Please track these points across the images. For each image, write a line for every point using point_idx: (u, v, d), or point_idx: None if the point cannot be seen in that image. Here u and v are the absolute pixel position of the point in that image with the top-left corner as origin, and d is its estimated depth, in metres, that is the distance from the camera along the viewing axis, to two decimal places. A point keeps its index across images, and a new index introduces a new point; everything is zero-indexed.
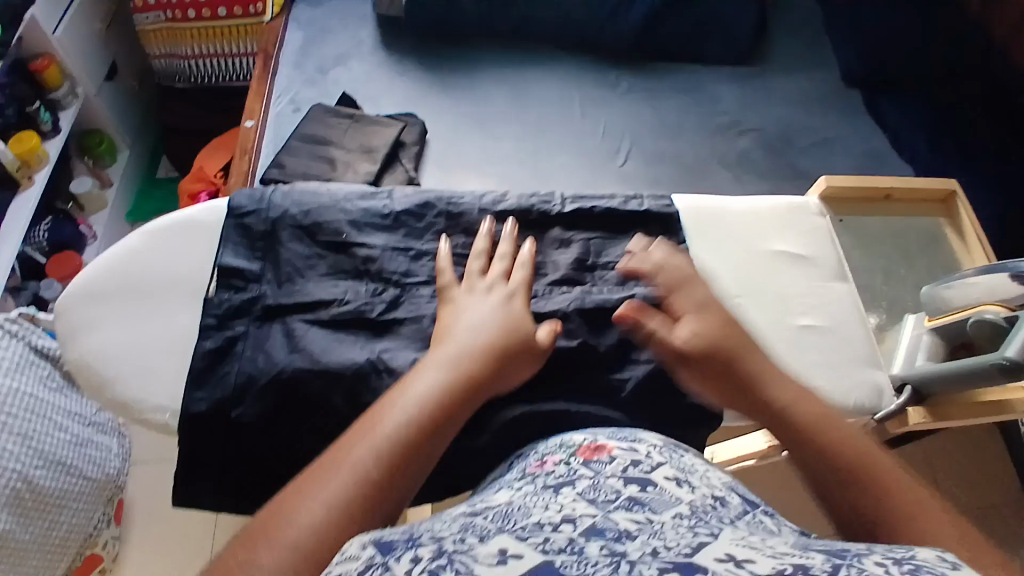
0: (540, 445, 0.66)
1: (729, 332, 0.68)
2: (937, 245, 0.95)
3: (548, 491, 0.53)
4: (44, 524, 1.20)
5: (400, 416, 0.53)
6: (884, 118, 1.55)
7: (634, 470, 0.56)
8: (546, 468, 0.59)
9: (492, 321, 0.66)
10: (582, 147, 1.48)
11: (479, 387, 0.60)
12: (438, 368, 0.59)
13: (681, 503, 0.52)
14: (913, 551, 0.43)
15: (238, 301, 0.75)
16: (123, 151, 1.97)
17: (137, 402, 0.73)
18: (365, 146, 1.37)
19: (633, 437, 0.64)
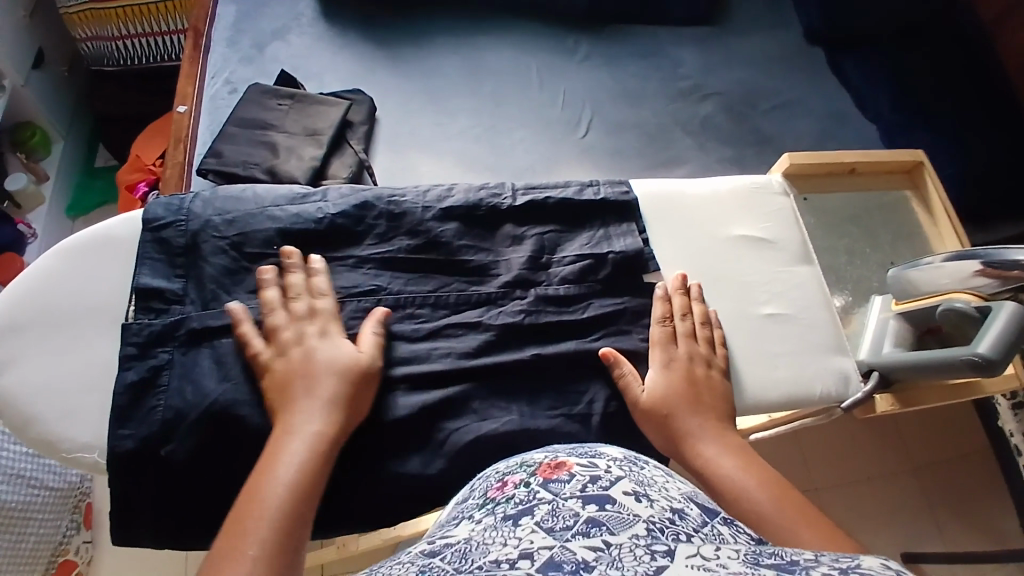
0: (501, 466, 0.64)
1: (686, 391, 0.68)
2: (902, 219, 0.93)
3: (506, 525, 0.49)
4: (10, 537, 1.15)
5: (268, 510, 0.54)
6: (846, 77, 1.52)
7: (592, 487, 0.52)
8: (506, 493, 0.55)
9: (314, 368, 0.64)
10: (542, 119, 1.41)
11: (333, 451, 0.62)
12: (294, 446, 0.59)
13: (639, 520, 0.48)
14: (857, 559, 0.41)
15: (160, 327, 0.69)
16: (57, 143, 1.82)
17: (61, 441, 0.67)
18: (309, 129, 1.28)
19: (594, 453, 0.60)
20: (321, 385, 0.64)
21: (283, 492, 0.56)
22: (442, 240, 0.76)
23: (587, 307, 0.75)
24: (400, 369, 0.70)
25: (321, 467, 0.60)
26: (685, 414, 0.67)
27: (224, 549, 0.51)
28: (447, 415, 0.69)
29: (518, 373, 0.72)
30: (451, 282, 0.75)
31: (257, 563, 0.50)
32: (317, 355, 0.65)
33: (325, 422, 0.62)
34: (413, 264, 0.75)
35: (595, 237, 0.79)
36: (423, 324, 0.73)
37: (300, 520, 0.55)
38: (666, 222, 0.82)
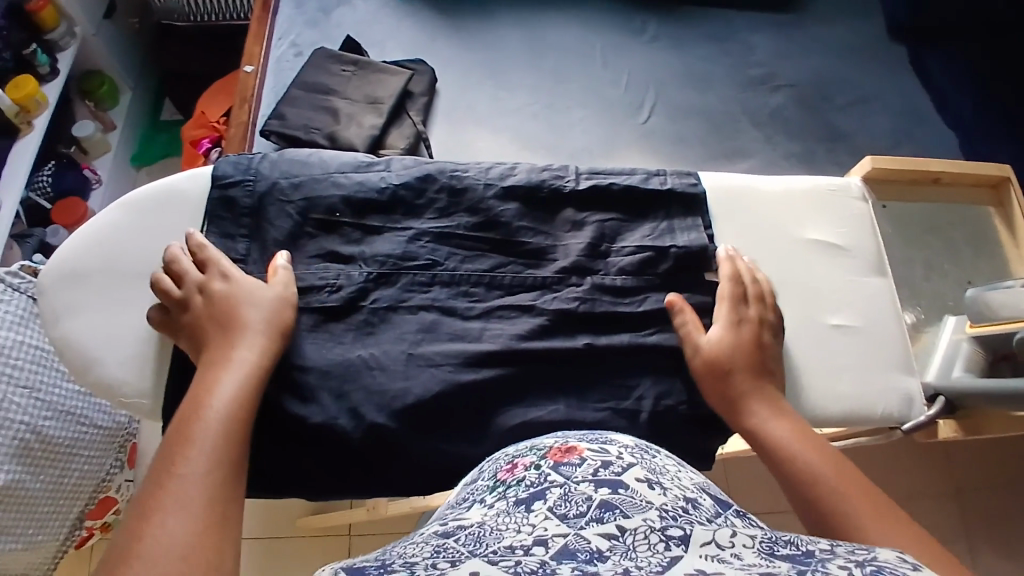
0: (512, 449, 0.62)
1: (753, 349, 0.68)
2: (984, 237, 0.88)
3: (519, 510, 0.49)
4: (55, 472, 1.20)
5: (210, 431, 0.56)
6: (929, 75, 1.43)
7: (605, 472, 0.51)
8: (517, 475, 0.54)
9: (237, 301, 0.66)
10: (602, 100, 1.38)
11: (265, 379, 0.63)
12: (228, 372, 0.61)
13: (652, 507, 0.46)
14: (874, 552, 0.42)
15: None
16: (125, 94, 1.89)
17: (121, 388, 0.70)
18: (371, 97, 1.28)
19: (606, 439, 0.58)
20: (248, 315, 0.65)
21: (223, 415, 0.57)
22: (502, 220, 0.76)
23: (644, 302, 0.74)
24: (452, 346, 0.70)
25: (256, 393, 0.61)
26: (745, 371, 0.67)
27: (170, 462, 0.53)
28: (492, 396, 0.69)
29: (567, 363, 0.71)
30: (508, 262, 0.75)
31: (203, 478, 0.52)
32: (238, 288, 0.67)
33: (256, 351, 0.63)
34: (472, 242, 0.75)
35: (657, 229, 0.77)
36: (477, 303, 0.73)
37: (242, 440, 0.57)
38: (733, 218, 0.79)
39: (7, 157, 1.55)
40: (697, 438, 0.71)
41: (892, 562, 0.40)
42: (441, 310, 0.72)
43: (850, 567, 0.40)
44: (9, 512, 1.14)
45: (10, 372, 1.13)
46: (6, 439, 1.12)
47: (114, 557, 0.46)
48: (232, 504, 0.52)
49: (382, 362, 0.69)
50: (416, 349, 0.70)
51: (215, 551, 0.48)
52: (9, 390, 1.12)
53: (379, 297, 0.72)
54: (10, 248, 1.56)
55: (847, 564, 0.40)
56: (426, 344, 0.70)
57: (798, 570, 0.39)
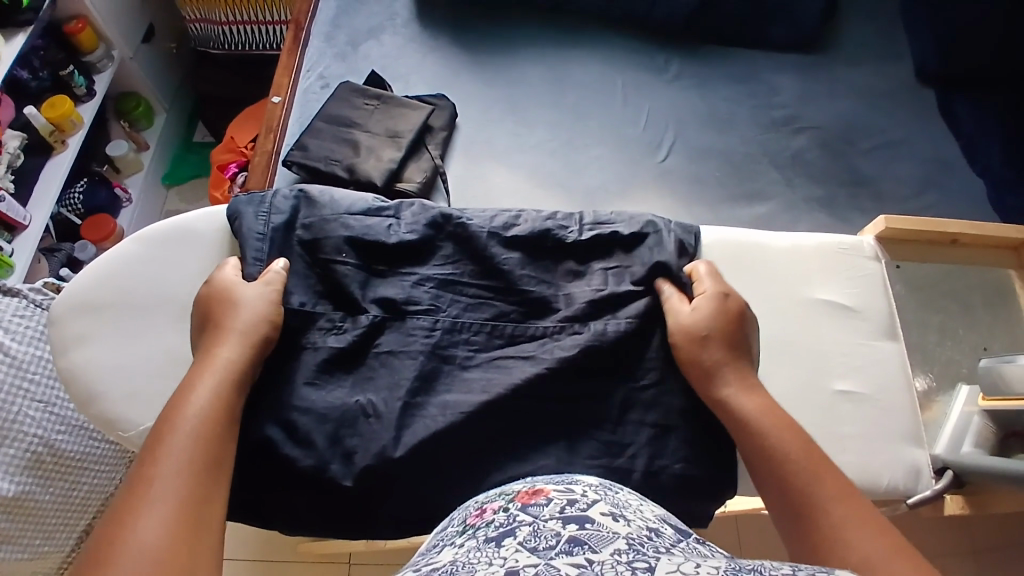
0: (482, 496, 0.61)
1: (729, 323, 0.71)
2: (1005, 303, 0.86)
3: (489, 546, 0.47)
4: (65, 485, 1.22)
5: (187, 433, 0.59)
6: (956, 123, 1.41)
7: (571, 509, 0.51)
8: (484, 518, 0.53)
9: (223, 307, 0.69)
10: (621, 138, 1.38)
11: (246, 382, 0.66)
12: (207, 375, 0.64)
13: (618, 538, 0.46)
14: None
15: None
16: (159, 115, 1.96)
17: (122, 420, 0.72)
18: (391, 130, 1.31)
19: (571, 480, 0.58)
20: (231, 319, 0.68)
21: (200, 418, 0.61)
22: (505, 269, 0.76)
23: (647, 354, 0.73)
24: (449, 399, 0.70)
25: (236, 394, 0.64)
26: (717, 344, 0.70)
27: (147, 470, 0.56)
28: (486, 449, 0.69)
29: (563, 417, 0.71)
30: (507, 312, 0.75)
31: (178, 485, 0.55)
32: (225, 295, 0.70)
33: (239, 353, 0.66)
34: (473, 292, 0.76)
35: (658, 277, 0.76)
36: (478, 352, 0.73)
37: (220, 443, 0.60)
38: (740, 276, 0.78)
39: (40, 176, 1.62)
40: (690, 501, 0.69)
41: None
42: (440, 358, 0.72)
43: None
44: (18, 524, 1.17)
45: (28, 386, 1.17)
46: (19, 452, 1.15)
47: (89, 557, 0.50)
48: (203, 508, 0.55)
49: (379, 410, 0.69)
50: (414, 398, 0.70)
51: (182, 554, 0.51)
52: (27, 404, 1.17)
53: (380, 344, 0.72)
54: (37, 262, 1.61)
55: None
56: (422, 393, 0.71)
57: None
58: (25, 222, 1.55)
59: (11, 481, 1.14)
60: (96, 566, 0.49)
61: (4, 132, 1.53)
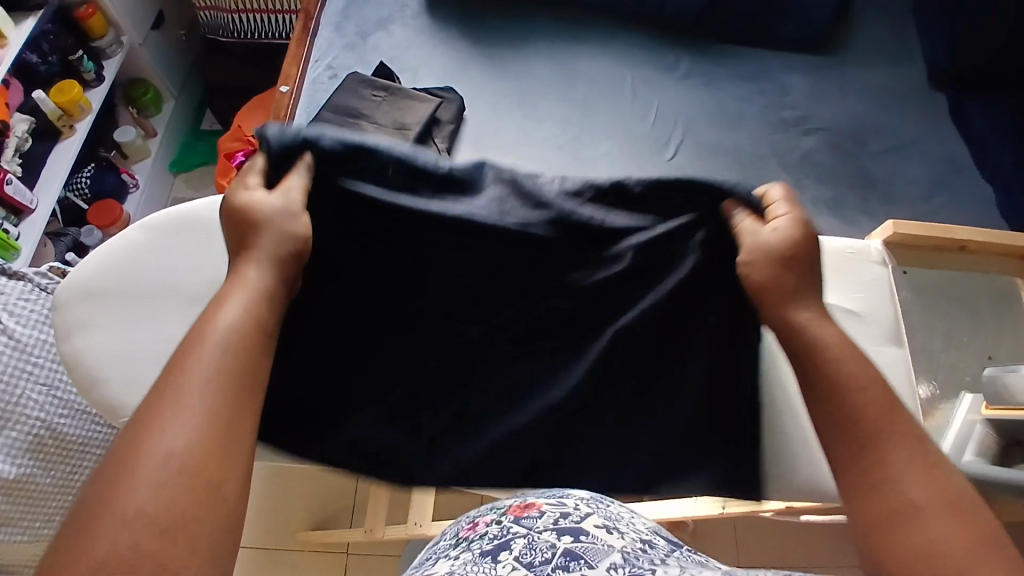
0: (473, 511, 0.60)
1: (809, 249, 0.65)
2: (1013, 311, 0.85)
3: (484, 562, 0.47)
4: (65, 469, 1.23)
5: (217, 354, 0.54)
6: (969, 127, 1.40)
7: (564, 521, 0.50)
8: (477, 533, 0.52)
9: (248, 225, 0.62)
10: (629, 135, 1.38)
11: (278, 298, 0.61)
12: (237, 290, 0.59)
13: (614, 550, 0.46)
14: None
15: None
16: (167, 102, 1.96)
17: (123, 408, 0.72)
18: (399, 122, 1.30)
19: (562, 492, 0.57)
20: (261, 236, 0.62)
21: (232, 338, 0.56)
22: (527, 231, 0.71)
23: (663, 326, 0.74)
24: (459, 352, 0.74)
25: (268, 315, 0.59)
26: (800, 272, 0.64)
27: (170, 383, 0.52)
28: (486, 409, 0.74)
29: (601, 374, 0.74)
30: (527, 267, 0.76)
31: (204, 404, 0.51)
32: (248, 217, 0.63)
33: (271, 274, 0.61)
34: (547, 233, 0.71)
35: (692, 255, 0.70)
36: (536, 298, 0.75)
37: (253, 369, 0.56)
38: None
39: (48, 160, 1.62)
40: None
41: None
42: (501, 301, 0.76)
43: None
44: (19, 505, 1.18)
45: (32, 369, 1.18)
46: (21, 434, 1.16)
47: (109, 469, 0.46)
48: (232, 438, 0.51)
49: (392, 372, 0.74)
50: None
51: (204, 488, 0.47)
52: (30, 386, 1.18)
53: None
54: (44, 246, 1.64)
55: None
56: None
57: None
58: (31, 206, 1.56)
59: (12, 463, 1.15)
60: (114, 483, 0.45)
61: (12, 116, 1.53)
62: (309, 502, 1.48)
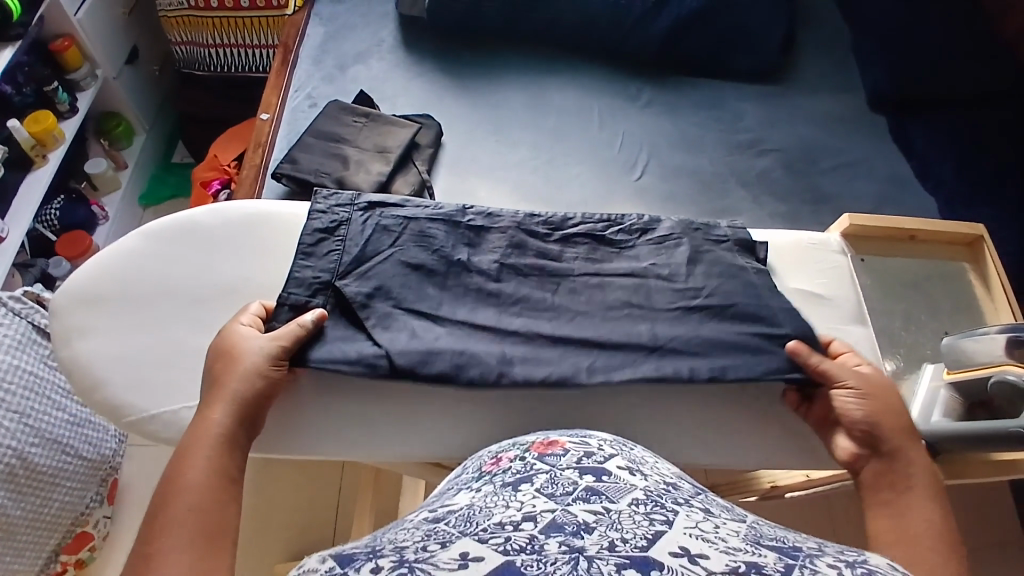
0: (494, 447, 0.64)
1: (889, 398, 0.74)
2: (960, 293, 0.94)
3: (506, 490, 0.49)
4: (35, 501, 1.18)
5: (185, 509, 0.59)
6: (908, 146, 1.52)
7: (587, 461, 0.53)
8: (501, 467, 0.56)
9: (225, 362, 0.71)
10: (599, 158, 1.45)
11: (239, 443, 0.67)
12: (202, 435, 0.65)
13: (636, 489, 0.47)
14: (864, 557, 0.42)
15: (306, 276, 0.79)
16: (139, 136, 1.97)
17: (124, 407, 0.74)
18: (380, 146, 1.35)
19: (585, 434, 0.61)
20: (229, 381, 0.69)
21: (201, 491, 0.61)
22: (558, 230, 0.88)
23: (658, 281, 0.85)
24: (478, 311, 0.81)
25: (231, 459, 0.65)
26: (894, 412, 0.73)
27: (142, 555, 0.56)
28: (521, 348, 0.79)
29: (617, 320, 0.82)
30: (519, 233, 0.87)
31: (178, 568, 0.55)
32: (230, 348, 0.72)
33: (232, 419, 0.67)
34: (574, 229, 0.88)
35: (673, 237, 0.88)
36: (564, 256, 0.86)
37: (218, 510, 0.61)
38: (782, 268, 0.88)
39: (18, 191, 1.60)
40: None
41: (882, 568, 0.40)
42: (542, 256, 0.86)
43: (838, 566, 0.40)
44: None
45: (4, 396, 1.15)
46: None
47: None
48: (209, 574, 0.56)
49: (419, 333, 0.78)
50: (506, 307, 0.82)
51: None
52: (1, 413, 1.14)
53: (393, 303, 0.79)
54: (12, 276, 1.60)
55: (836, 563, 0.40)
56: (511, 306, 0.82)
57: (784, 562, 0.38)
58: (1, 235, 1.53)
59: None
60: None
61: None
62: (287, 531, 1.40)
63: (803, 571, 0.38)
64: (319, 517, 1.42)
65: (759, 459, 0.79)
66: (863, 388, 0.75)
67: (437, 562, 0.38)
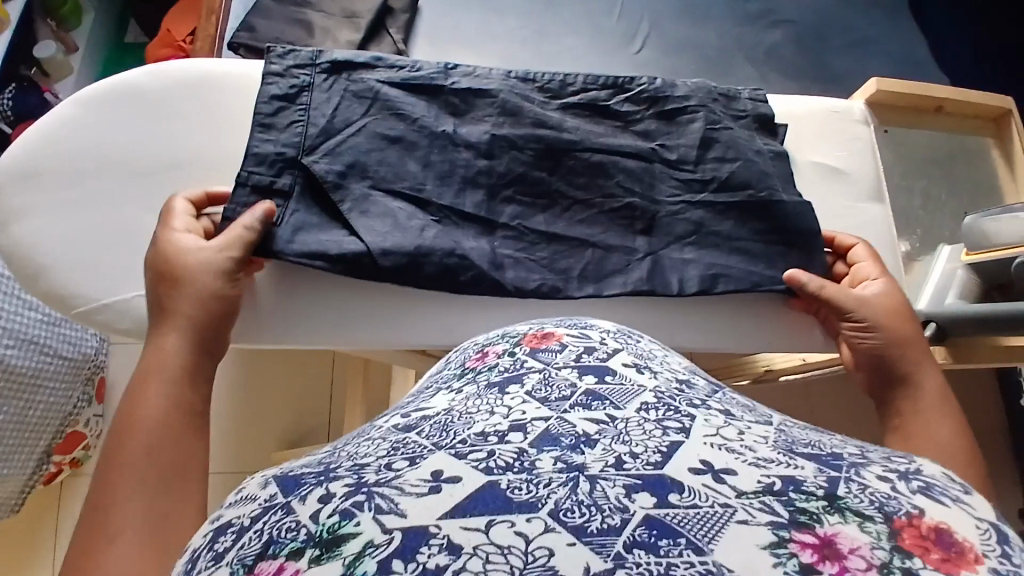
0: (482, 336, 0.54)
1: (901, 314, 0.65)
2: (979, 171, 0.87)
3: (491, 393, 0.41)
4: (19, 403, 1.14)
5: (140, 443, 0.50)
6: (930, 16, 1.38)
7: (588, 358, 0.44)
8: (487, 364, 0.46)
9: (167, 271, 0.62)
10: (594, 28, 1.30)
11: (200, 374, 0.58)
12: (156, 363, 0.56)
13: (645, 391, 0.40)
14: (915, 464, 0.35)
15: (267, 152, 0.70)
16: (88, 15, 1.70)
17: (78, 295, 0.67)
18: (349, 11, 1.19)
19: (586, 323, 0.51)
20: (179, 301, 0.60)
21: (155, 425, 0.52)
22: (557, 97, 0.78)
23: (667, 154, 0.76)
24: (468, 193, 0.73)
25: (194, 389, 0.57)
26: (902, 328, 0.64)
27: (100, 498, 0.46)
28: (513, 249, 0.72)
29: (622, 202, 0.74)
30: (512, 97, 0.76)
31: (141, 506, 0.46)
32: (169, 254, 0.62)
33: (187, 345, 0.59)
34: (574, 95, 0.78)
35: (686, 106, 0.79)
36: (565, 122, 0.76)
37: (183, 444, 0.52)
38: (798, 137, 0.81)
39: None
40: None
41: (941, 481, 0.34)
42: (541, 123, 0.75)
43: (888, 476, 0.34)
44: None
45: None
46: None
47: None
48: (181, 514, 0.47)
49: (402, 221, 0.70)
50: (498, 189, 0.73)
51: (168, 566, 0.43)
52: None
53: (371, 183, 0.71)
54: None
55: (887, 475, 0.34)
56: (503, 188, 0.74)
57: (828, 474, 0.33)
58: None
59: None
60: None
61: None
62: (279, 424, 1.39)
63: (850, 485, 0.32)
64: (311, 403, 1.42)
65: (762, 344, 0.75)
66: (866, 305, 0.67)
67: (403, 484, 0.33)
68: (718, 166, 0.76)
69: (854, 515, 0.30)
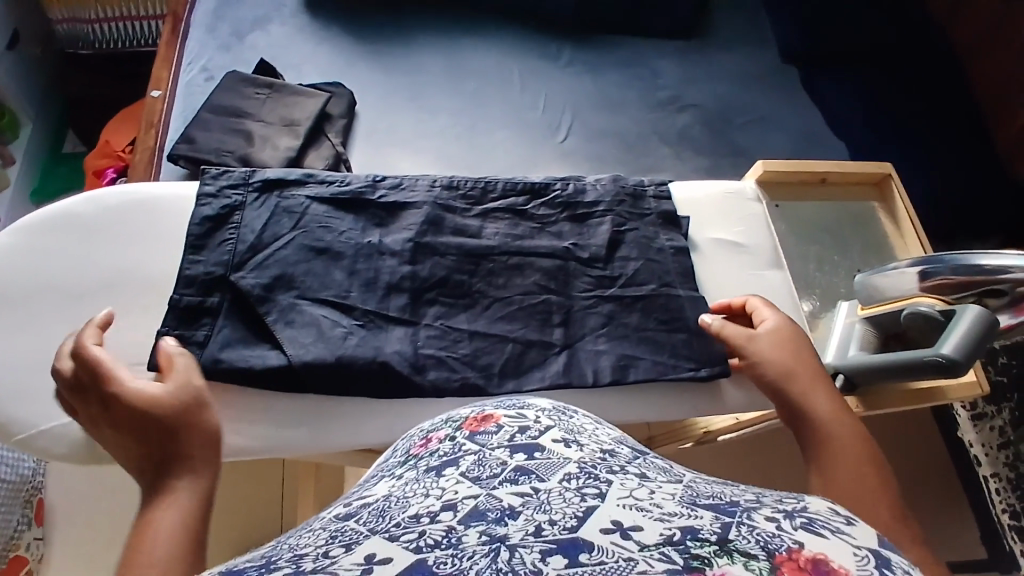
0: (427, 423, 0.56)
1: (794, 343, 0.68)
2: (869, 231, 0.97)
3: (428, 477, 0.43)
4: None
5: None
6: (819, 94, 1.55)
7: (520, 437, 0.47)
8: (429, 450, 0.48)
9: (134, 422, 0.53)
10: (522, 121, 1.41)
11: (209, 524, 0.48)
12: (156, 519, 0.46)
13: (569, 463, 0.43)
14: (803, 502, 0.39)
15: (196, 274, 0.72)
16: (25, 126, 1.71)
17: (11, 423, 0.66)
18: (286, 120, 1.25)
19: (522, 403, 0.54)
20: (168, 450, 0.51)
21: None
22: (476, 205, 0.84)
23: (579, 253, 0.83)
24: (391, 298, 0.76)
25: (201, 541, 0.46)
26: (796, 356, 0.66)
27: None
28: (436, 348, 0.75)
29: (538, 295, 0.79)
30: (435, 208, 0.82)
31: None
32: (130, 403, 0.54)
33: (196, 499, 0.48)
34: (492, 200, 0.85)
35: (595, 206, 0.86)
36: (484, 227, 0.83)
37: None
38: (699, 219, 0.89)
39: None
40: None
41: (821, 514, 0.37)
42: (460, 231, 0.81)
43: (777, 516, 0.37)
44: None
45: None
46: None
47: None
48: None
49: (322, 327, 0.73)
50: (422, 291, 0.77)
51: None
52: None
53: (297, 293, 0.74)
54: None
55: (774, 515, 0.37)
56: (428, 289, 0.78)
57: (721, 521, 0.36)
58: None
59: None
60: None
61: None
62: (226, 534, 1.32)
63: (740, 528, 0.35)
64: (263, 505, 1.37)
65: (690, 413, 0.79)
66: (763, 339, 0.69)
67: (338, 569, 0.34)
68: (627, 256, 0.84)
69: (740, 555, 0.34)
